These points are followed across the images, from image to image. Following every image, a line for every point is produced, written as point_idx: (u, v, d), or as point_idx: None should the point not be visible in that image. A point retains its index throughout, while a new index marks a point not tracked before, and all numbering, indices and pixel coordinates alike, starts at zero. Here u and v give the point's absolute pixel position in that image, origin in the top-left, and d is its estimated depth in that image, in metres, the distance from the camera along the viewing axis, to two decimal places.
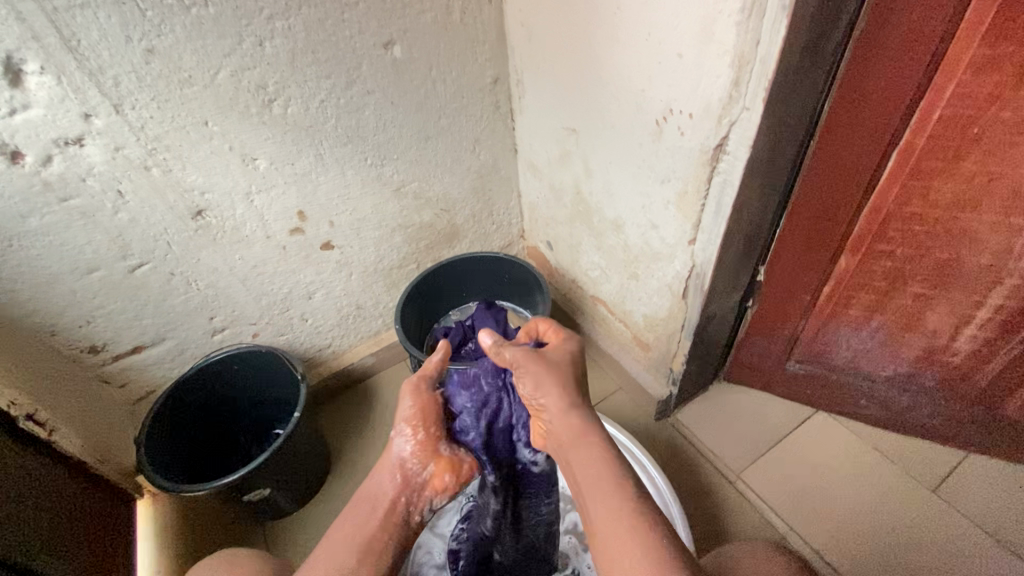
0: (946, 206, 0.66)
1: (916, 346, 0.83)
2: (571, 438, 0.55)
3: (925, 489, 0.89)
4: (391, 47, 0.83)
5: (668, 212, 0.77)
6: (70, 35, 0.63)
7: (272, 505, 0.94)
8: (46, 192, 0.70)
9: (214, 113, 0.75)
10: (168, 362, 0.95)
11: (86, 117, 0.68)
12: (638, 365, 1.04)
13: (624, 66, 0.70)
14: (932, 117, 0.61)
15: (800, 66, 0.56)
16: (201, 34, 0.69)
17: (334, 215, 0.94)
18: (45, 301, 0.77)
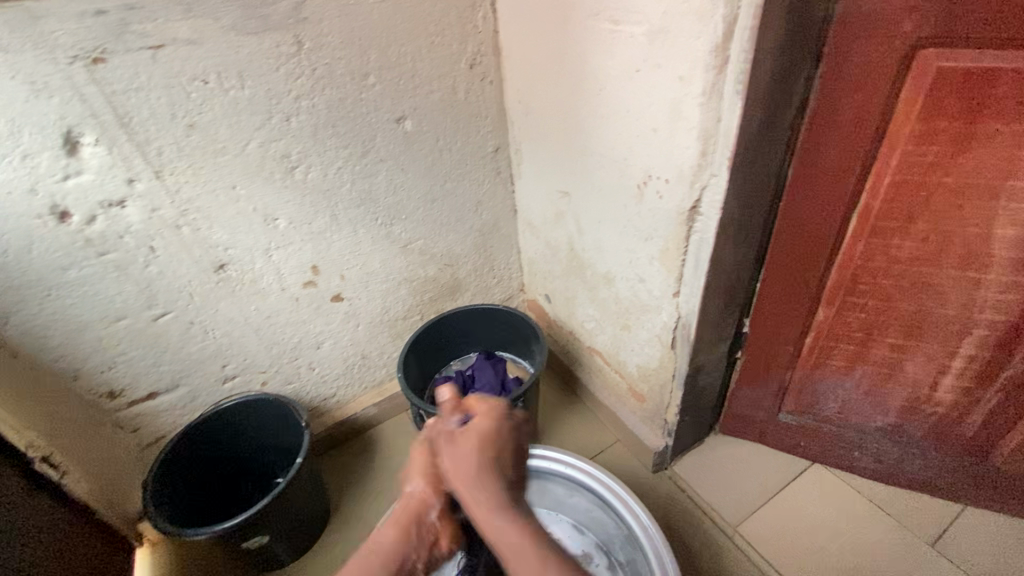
0: (907, 262, 0.71)
1: (899, 396, 0.85)
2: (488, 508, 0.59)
3: (924, 544, 0.88)
4: (403, 121, 0.93)
5: (652, 266, 0.83)
6: (124, 113, 0.72)
7: (268, 556, 0.95)
8: (87, 247, 0.77)
9: (242, 178, 0.84)
10: (180, 408, 0.99)
11: (130, 182, 0.77)
12: (634, 417, 1.07)
13: (608, 137, 0.79)
14: (884, 183, 0.67)
15: (758, 140, 0.64)
16: (237, 112, 0.79)
17: (345, 269, 1.01)
18: (72, 346, 0.83)
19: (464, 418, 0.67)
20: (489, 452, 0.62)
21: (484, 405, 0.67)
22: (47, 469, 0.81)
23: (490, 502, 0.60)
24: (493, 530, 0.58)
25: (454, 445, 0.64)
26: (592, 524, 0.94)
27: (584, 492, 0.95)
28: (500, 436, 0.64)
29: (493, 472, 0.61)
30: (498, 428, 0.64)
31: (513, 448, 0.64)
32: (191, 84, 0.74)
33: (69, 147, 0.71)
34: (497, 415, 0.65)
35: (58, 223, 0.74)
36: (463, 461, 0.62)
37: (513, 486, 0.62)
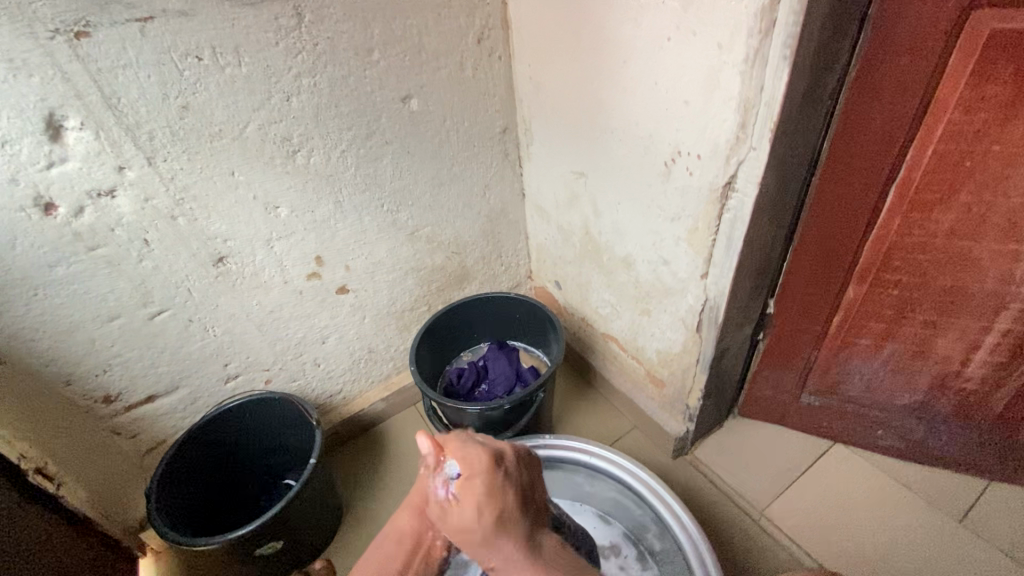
0: (946, 235, 0.69)
1: (928, 373, 0.84)
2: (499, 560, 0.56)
3: (952, 520, 0.88)
4: (408, 101, 0.88)
5: (678, 248, 0.80)
6: (111, 94, 0.66)
7: (283, 561, 0.92)
8: (75, 242, 0.71)
9: (241, 164, 0.78)
10: (181, 410, 0.93)
11: (120, 169, 0.71)
12: (652, 403, 1.04)
13: (632, 113, 0.75)
14: (927, 154, 0.65)
15: (800, 110, 0.61)
16: (233, 91, 0.73)
17: (350, 259, 0.96)
18: (63, 349, 0.77)
19: (449, 477, 0.57)
20: (490, 517, 0.55)
21: (466, 459, 0.56)
22: (42, 481, 0.76)
23: (505, 556, 0.56)
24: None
25: (450, 515, 0.56)
26: (617, 514, 0.92)
27: (607, 480, 0.92)
28: (496, 494, 0.55)
29: (503, 531, 0.55)
30: (490, 489, 0.55)
31: (514, 497, 0.57)
32: (184, 60, 0.68)
33: (52, 131, 0.65)
34: (484, 475, 0.55)
35: (43, 216, 0.68)
36: (467, 528, 0.55)
37: (531, 531, 0.58)
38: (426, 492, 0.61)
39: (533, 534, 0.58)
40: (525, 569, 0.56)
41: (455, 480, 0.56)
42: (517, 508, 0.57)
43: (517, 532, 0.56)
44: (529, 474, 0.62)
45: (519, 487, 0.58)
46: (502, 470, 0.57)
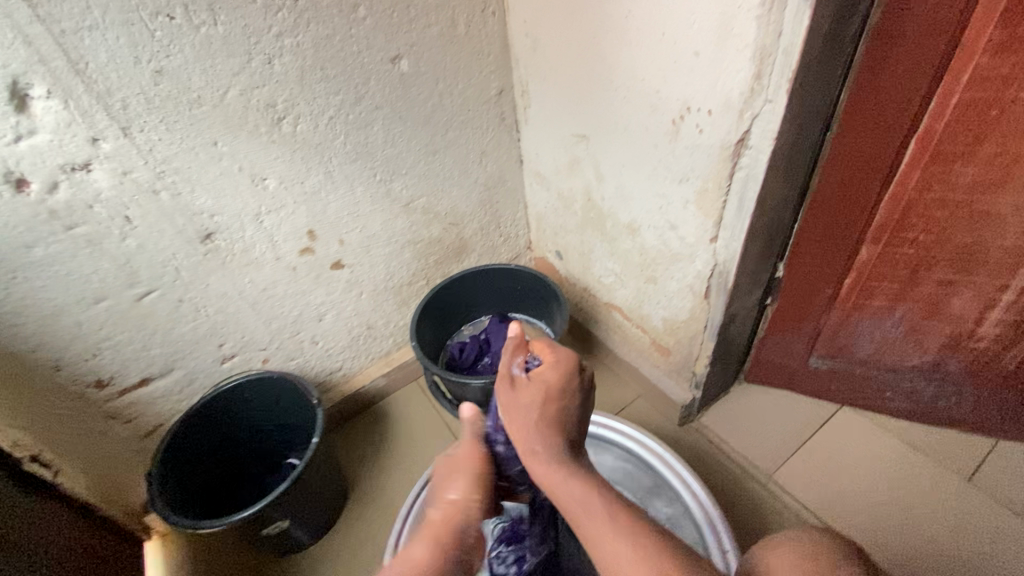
0: (967, 190, 0.67)
1: (941, 333, 0.82)
2: (545, 452, 0.60)
3: (960, 480, 0.88)
4: (398, 62, 0.83)
5: (687, 211, 0.76)
6: (78, 58, 0.61)
7: (290, 540, 0.91)
8: (51, 221, 0.67)
9: (223, 133, 0.74)
10: (177, 393, 0.91)
11: (94, 142, 0.66)
12: (658, 371, 1.03)
13: (636, 68, 0.71)
14: (950, 103, 0.61)
15: (821, 57, 0.57)
16: (210, 53, 0.68)
17: (343, 233, 0.93)
18: (50, 334, 0.74)
19: (528, 367, 0.67)
20: (554, 401, 0.63)
21: (553, 355, 0.66)
22: (38, 469, 0.75)
23: (550, 451, 0.59)
24: (552, 481, 0.58)
25: (520, 391, 0.64)
26: (622, 482, 0.88)
27: (610, 451, 0.91)
28: (568, 386, 0.64)
29: (556, 422, 0.62)
30: (564, 381, 0.64)
31: (577, 405, 0.64)
32: (154, 19, 0.63)
33: (17, 101, 0.60)
34: (565, 368, 0.64)
35: (15, 193, 0.64)
36: (529, 409, 0.62)
37: (578, 444, 0.62)
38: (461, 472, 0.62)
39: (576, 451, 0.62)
40: (565, 477, 0.58)
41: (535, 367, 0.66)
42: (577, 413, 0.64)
43: (568, 435, 0.62)
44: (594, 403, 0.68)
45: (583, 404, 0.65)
46: (579, 378, 0.65)
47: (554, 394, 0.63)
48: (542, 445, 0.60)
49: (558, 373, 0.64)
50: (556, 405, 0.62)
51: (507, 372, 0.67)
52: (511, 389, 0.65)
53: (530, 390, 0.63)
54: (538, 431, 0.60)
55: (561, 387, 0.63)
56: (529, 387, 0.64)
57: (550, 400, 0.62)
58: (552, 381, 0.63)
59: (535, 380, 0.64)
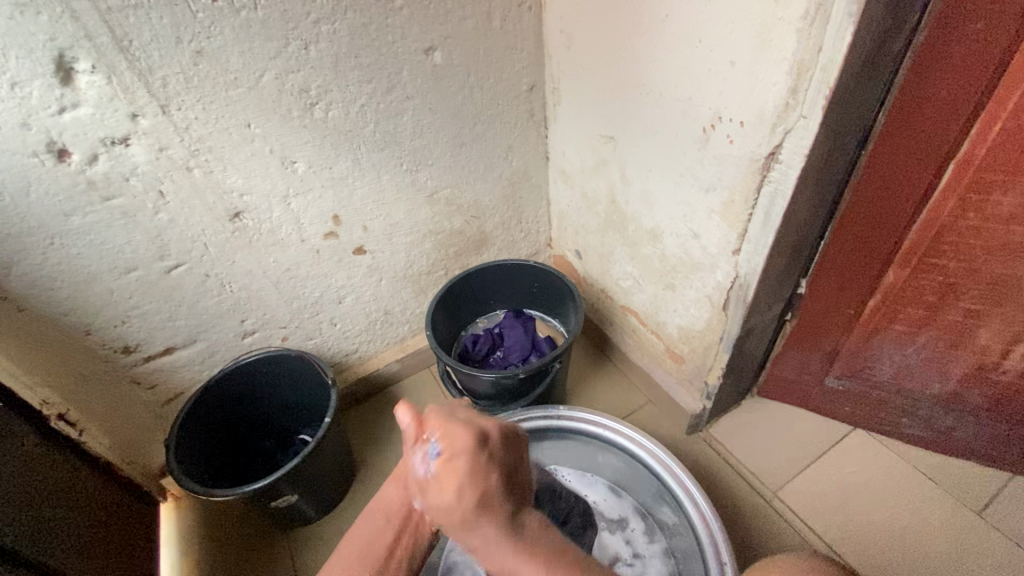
0: (1002, 221, 0.65)
1: (964, 363, 0.80)
2: (498, 557, 0.49)
3: (972, 514, 0.86)
4: (432, 53, 0.83)
5: (711, 221, 0.75)
6: (122, 36, 0.63)
7: (297, 513, 0.94)
8: (89, 191, 0.70)
9: (257, 116, 0.75)
10: (198, 364, 0.94)
11: (133, 117, 0.68)
12: (670, 378, 1.02)
13: (671, 73, 0.70)
14: (993, 130, 0.60)
15: (860, 76, 0.56)
16: (249, 36, 0.69)
17: (367, 219, 0.94)
18: (82, 299, 0.77)
19: (428, 455, 0.54)
20: (472, 493, 0.50)
21: (448, 437, 0.53)
22: (64, 427, 0.78)
23: (485, 536, 0.49)
24: (506, 566, 0.48)
25: (430, 495, 0.52)
26: (628, 486, 0.90)
27: (612, 454, 0.92)
28: (481, 475, 0.51)
29: (486, 516, 0.49)
30: (473, 466, 0.51)
31: (500, 477, 0.52)
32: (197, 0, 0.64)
33: (62, 74, 0.62)
34: (469, 447, 0.52)
35: (56, 162, 0.67)
36: (445, 508, 0.50)
37: (515, 511, 0.51)
38: (400, 480, 0.62)
39: (517, 516, 0.51)
40: (509, 557, 0.48)
41: (435, 454, 0.53)
42: (499, 490, 0.51)
43: (501, 509, 0.50)
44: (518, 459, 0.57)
45: (506, 470, 0.54)
46: (489, 451, 0.53)
47: (476, 495, 0.50)
48: (492, 553, 0.49)
49: (466, 461, 0.51)
50: (485, 511, 0.50)
51: (412, 475, 0.54)
52: (421, 490, 0.53)
53: (446, 503, 0.50)
54: (480, 542, 0.49)
55: (479, 474, 0.51)
56: (443, 500, 0.50)
57: (474, 514, 0.49)
58: (464, 474, 0.51)
59: (445, 472, 0.51)
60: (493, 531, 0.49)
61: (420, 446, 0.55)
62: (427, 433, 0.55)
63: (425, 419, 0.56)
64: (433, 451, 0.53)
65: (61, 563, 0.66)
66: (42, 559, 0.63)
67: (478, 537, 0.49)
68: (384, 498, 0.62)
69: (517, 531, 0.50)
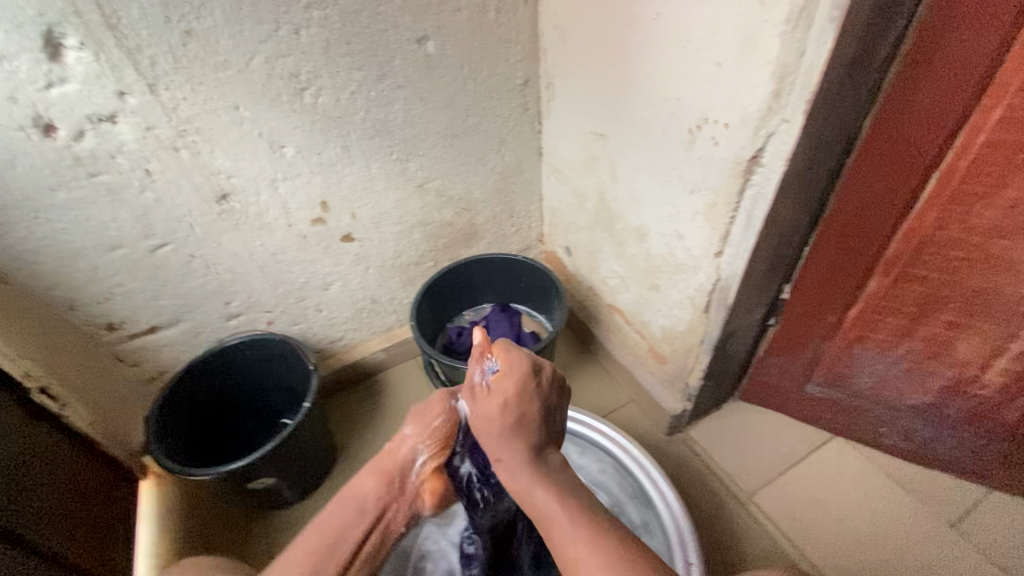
0: (984, 233, 0.65)
1: (942, 375, 0.80)
2: (524, 478, 0.56)
3: (944, 526, 0.86)
4: (425, 43, 0.83)
5: (695, 223, 0.75)
6: (111, 13, 0.63)
7: (276, 497, 0.95)
8: (76, 167, 0.70)
9: (246, 98, 0.75)
10: (183, 343, 0.95)
11: (121, 95, 0.68)
12: (652, 378, 1.03)
13: (659, 72, 0.70)
14: (976, 143, 0.60)
15: (844, 81, 0.55)
16: (239, 19, 0.69)
17: (356, 207, 0.94)
18: (67, 274, 0.78)
19: (487, 369, 0.65)
20: (512, 411, 0.60)
21: (508, 360, 0.63)
22: (44, 401, 0.78)
23: (512, 457, 0.58)
24: (522, 485, 0.56)
25: (478, 399, 0.63)
26: (603, 487, 0.89)
27: (592, 458, 0.92)
28: (526, 396, 0.61)
29: (520, 429, 0.59)
30: (521, 388, 0.61)
31: (537, 410, 0.61)
32: None
33: (51, 49, 0.63)
34: (523, 371, 0.62)
35: (43, 137, 0.67)
36: (488, 417, 0.60)
37: (544, 445, 0.60)
38: (422, 421, 0.67)
39: (545, 450, 0.59)
40: (528, 476, 0.56)
41: (494, 369, 0.63)
42: (539, 415, 0.61)
43: (534, 431, 0.59)
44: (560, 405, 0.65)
45: (551, 405, 0.63)
46: (538, 382, 0.63)
47: (514, 418, 0.59)
48: (512, 474, 0.57)
49: (516, 381, 0.62)
50: (519, 442, 0.58)
51: (468, 379, 0.65)
52: (472, 394, 0.64)
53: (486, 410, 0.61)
54: (501, 441, 0.58)
55: (525, 387, 0.61)
56: (483, 409, 0.61)
57: (512, 428, 0.59)
58: (514, 387, 0.61)
59: (493, 389, 0.61)
60: (522, 452, 0.58)
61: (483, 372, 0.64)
62: (488, 355, 0.65)
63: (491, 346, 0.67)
64: (494, 367, 0.64)
65: (36, 534, 0.67)
66: (18, 530, 0.64)
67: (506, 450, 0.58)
68: (358, 485, 0.62)
69: (542, 459, 0.58)
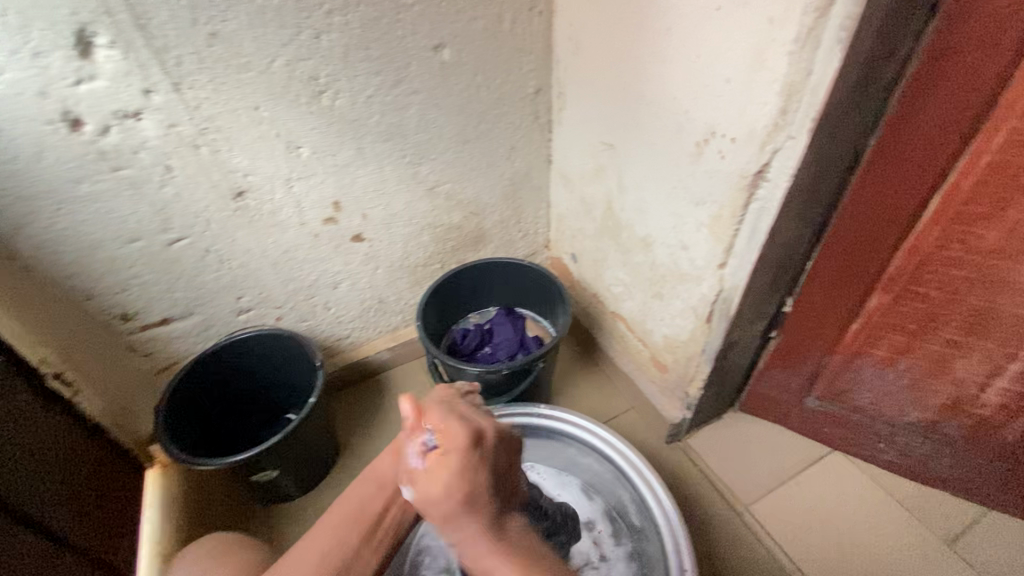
0: (985, 252, 0.65)
1: (943, 392, 0.81)
2: (488, 564, 0.50)
3: (939, 543, 0.87)
4: (440, 50, 0.85)
5: (700, 234, 0.77)
6: (141, 14, 0.65)
7: (278, 489, 0.96)
8: (100, 161, 0.73)
9: (265, 99, 0.78)
10: (193, 336, 0.96)
11: (146, 93, 0.71)
12: (653, 386, 1.04)
13: (669, 85, 0.71)
14: (980, 163, 0.61)
15: (850, 100, 0.57)
16: (263, 23, 0.71)
17: (367, 208, 0.96)
18: (86, 264, 0.80)
19: (424, 446, 0.54)
20: (459, 493, 0.50)
21: (444, 433, 0.53)
22: (58, 386, 0.80)
23: (478, 545, 0.50)
24: (484, 571, 0.50)
25: (419, 482, 0.52)
26: (602, 489, 0.92)
27: (594, 459, 0.93)
28: (468, 473, 0.51)
29: (469, 511, 0.50)
30: (464, 464, 0.51)
31: (488, 479, 0.52)
32: None
33: (81, 47, 0.65)
34: (464, 446, 0.52)
35: (70, 132, 0.69)
36: (432, 500, 0.51)
37: (500, 512, 0.52)
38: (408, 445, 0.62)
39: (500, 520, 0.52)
40: (489, 559, 0.50)
41: (431, 447, 0.53)
42: (487, 490, 0.51)
43: (486, 509, 0.51)
44: (509, 461, 0.56)
45: (499, 468, 0.54)
46: (481, 452, 0.53)
47: (461, 499, 0.50)
48: (472, 559, 0.51)
49: (456, 475, 0.50)
50: (468, 520, 0.50)
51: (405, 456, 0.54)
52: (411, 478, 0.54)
53: (434, 492, 0.50)
54: (457, 533, 0.51)
55: (466, 468, 0.51)
56: (428, 488, 0.51)
57: (461, 514, 0.50)
58: (453, 469, 0.51)
59: (429, 473, 0.51)
60: (482, 542, 0.50)
61: (422, 449, 0.53)
62: (424, 424, 0.55)
63: (422, 410, 0.56)
64: (427, 442, 0.53)
65: (45, 514, 0.69)
66: (26, 513, 0.65)
67: (457, 537, 0.50)
68: (378, 467, 0.62)
69: (500, 531, 0.51)
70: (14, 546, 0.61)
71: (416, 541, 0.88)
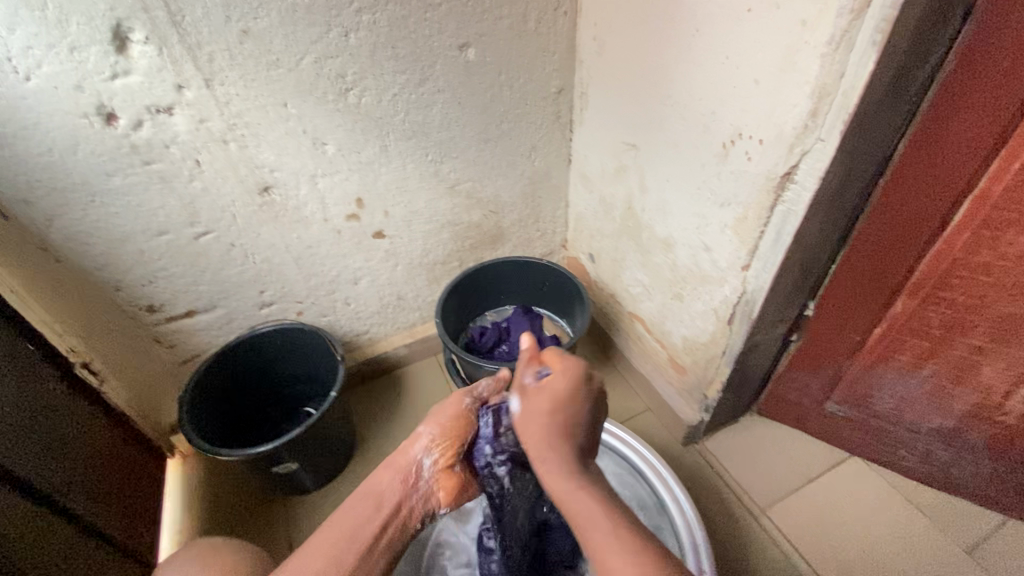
0: (1015, 259, 0.64)
1: (966, 399, 0.80)
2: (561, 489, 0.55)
3: (959, 552, 0.86)
4: (466, 49, 0.85)
5: (723, 236, 0.77)
6: (176, 10, 0.66)
7: (296, 482, 0.97)
8: (132, 154, 0.74)
9: (293, 96, 0.78)
10: (216, 329, 0.98)
11: (179, 89, 0.72)
12: (670, 388, 1.03)
13: (695, 86, 0.71)
14: (1011, 169, 0.60)
15: (881, 104, 0.56)
16: (293, 21, 0.72)
17: (389, 205, 0.97)
18: (116, 256, 0.81)
19: (539, 372, 0.66)
20: (563, 411, 0.61)
21: (561, 364, 0.65)
22: (85, 375, 0.81)
23: (558, 462, 0.57)
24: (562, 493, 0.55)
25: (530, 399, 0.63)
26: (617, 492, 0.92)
27: (615, 460, 0.92)
28: (576, 398, 0.62)
29: (563, 432, 0.59)
30: (574, 391, 0.62)
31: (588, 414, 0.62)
32: None
33: (118, 43, 0.66)
34: (578, 375, 0.63)
35: (104, 125, 0.71)
36: (533, 419, 0.61)
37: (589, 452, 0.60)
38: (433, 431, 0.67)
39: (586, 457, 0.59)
40: (568, 487, 0.55)
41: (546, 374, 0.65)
42: (584, 425, 0.61)
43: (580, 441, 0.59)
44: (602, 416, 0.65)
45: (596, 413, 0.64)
46: (590, 388, 0.63)
47: (563, 423, 0.60)
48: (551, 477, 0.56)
49: (571, 381, 0.63)
50: (567, 440, 0.59)
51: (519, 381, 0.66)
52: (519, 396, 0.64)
53: (533, 417, 0.61)
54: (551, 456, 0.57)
55: (578, 385, 0.63)
56: (531, 415, 0.61)
57: (562, 436, 0.59)
58: (566, 391, 0.62)
59: (547, 387, 0.63)
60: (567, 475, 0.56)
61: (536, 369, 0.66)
62: (542, 363, 0.66)
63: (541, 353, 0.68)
64: (548, 373, 0.65)
65: (73, 499, 0.70)
66: (55, 498, 0.67)
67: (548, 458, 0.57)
68: (375, 482, 0.64)
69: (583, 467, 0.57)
70: (42, 530, 0.63)
71: (433, 536, 0.88)
